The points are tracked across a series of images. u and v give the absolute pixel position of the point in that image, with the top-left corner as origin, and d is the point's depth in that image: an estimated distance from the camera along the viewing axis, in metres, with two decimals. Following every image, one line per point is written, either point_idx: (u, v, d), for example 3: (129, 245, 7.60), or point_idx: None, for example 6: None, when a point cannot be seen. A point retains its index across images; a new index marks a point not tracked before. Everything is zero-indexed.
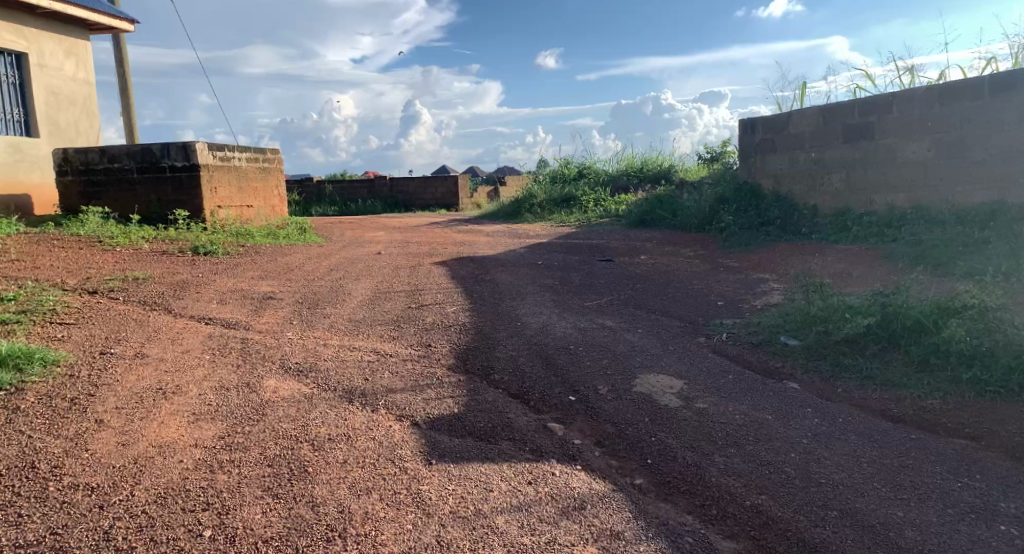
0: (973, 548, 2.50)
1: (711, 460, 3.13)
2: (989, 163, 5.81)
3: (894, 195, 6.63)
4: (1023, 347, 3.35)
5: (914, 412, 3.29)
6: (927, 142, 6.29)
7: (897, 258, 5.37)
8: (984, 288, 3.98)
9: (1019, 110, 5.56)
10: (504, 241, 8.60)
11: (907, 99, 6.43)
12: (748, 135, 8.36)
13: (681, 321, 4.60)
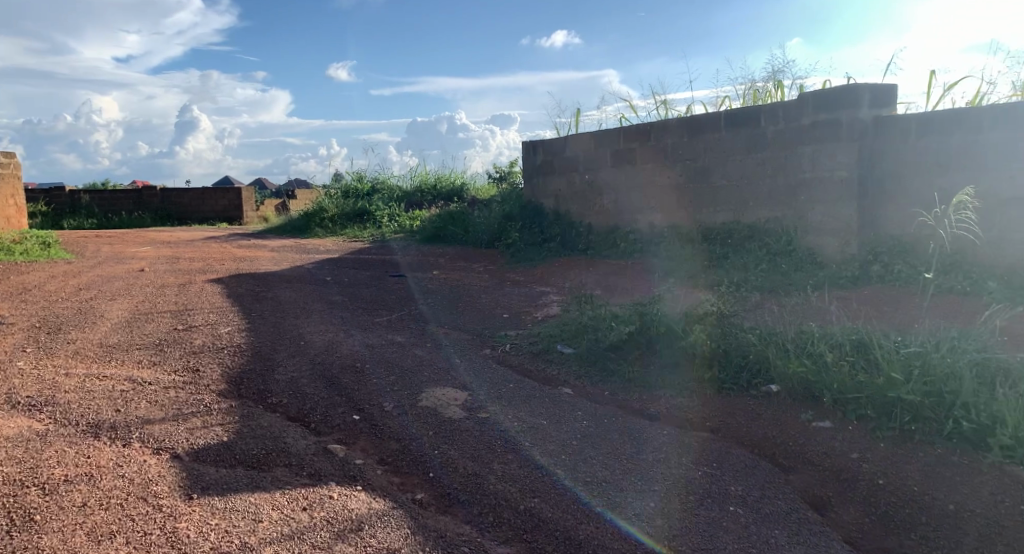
0: (708, 529, 2.80)
1: (490, 469, 3.22)
2: (726, 187, 6.59)
3: (655, 215, 7.31)
4: (749, 347, 3.87)
5: (667, 410, 3.65)
6: (678, 168, 7.02)
7: (658, 271, 5.97)
8: (724, 297, 4.54)
9: (749, 142, 6.39)
10: (290, 256, 8.31)
11: (662, 129, 7.15)
12: (529, 156, 8.80)
13: (469, 334, 4.72)
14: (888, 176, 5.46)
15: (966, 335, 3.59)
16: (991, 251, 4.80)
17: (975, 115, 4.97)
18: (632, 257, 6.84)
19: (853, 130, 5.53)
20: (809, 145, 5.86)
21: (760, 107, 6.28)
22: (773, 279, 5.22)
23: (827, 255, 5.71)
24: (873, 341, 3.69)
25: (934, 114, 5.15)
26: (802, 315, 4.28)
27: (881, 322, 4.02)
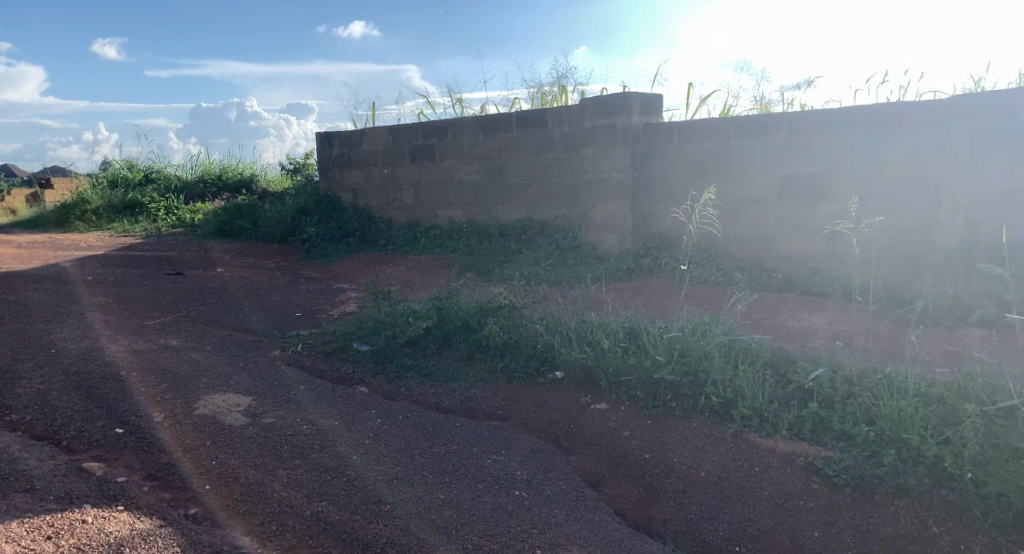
0: (493, 515, 2.89)
1: (275, 475, 3.06)
2: (519, 185, 6.81)
3: (452, 211, 7.37)
4: (537, 337, 4.09)
5: (461, 402, 3.75)
6: (475, 166, 7.11)
7: (454, 266, 6.12)
8: (515, 289, 4.71)
9: (537, 143, 6.63)
10: (42, 253, 7.32)
11: (457, 126, 7.17)
12: (323, 148, 8.33)
13: (256, 335, 4.51)
14: (657, 177, 6.00)
15: (717, 318, 4.08)
16: (736, 244, 5.63)
17: (724, 125, 5.60)
18: (437, 252, 6.89)
19: (627, 135, 5.93)
20: (590, 147, 6.16)
21: (547, 110, 6.53)
22: (559, 272, 5.55)
23: (608, 249, 6.08)
24: (641, 327, 4.04)
25: (692, 123, 5.74)
26: (583, 306, 4.59)
27: (647, 310, 4.42)
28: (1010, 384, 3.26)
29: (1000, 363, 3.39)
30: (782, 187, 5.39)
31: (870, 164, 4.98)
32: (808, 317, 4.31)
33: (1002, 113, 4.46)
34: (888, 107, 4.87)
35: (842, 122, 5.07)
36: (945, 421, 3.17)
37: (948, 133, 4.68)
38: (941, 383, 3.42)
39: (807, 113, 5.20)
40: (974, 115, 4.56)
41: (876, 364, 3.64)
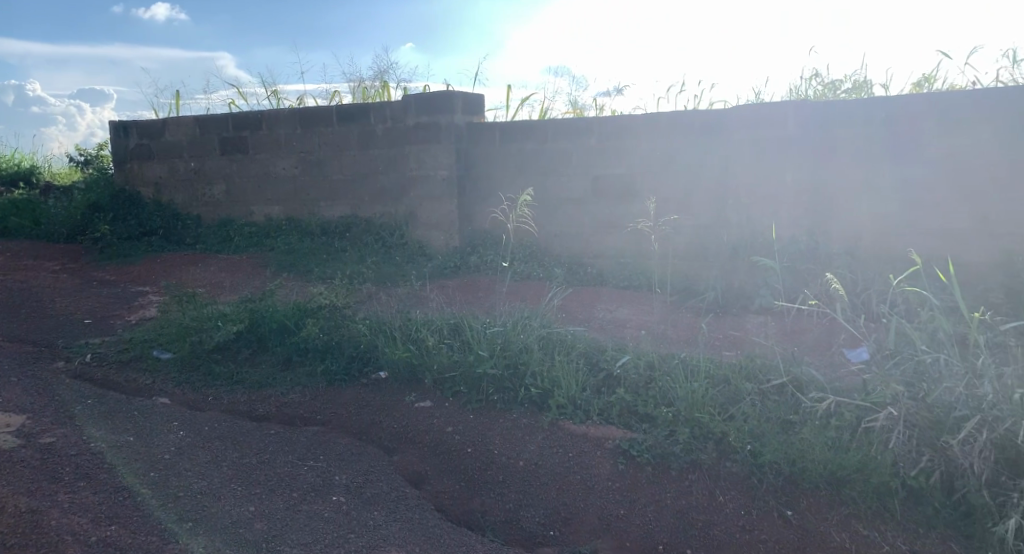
0: (309, 523, 2.76)
1: (54, 500, 2.67)
2: (342, 182, 6.64)
3: (271, 207, 7.02)
4: (359, 337, 4.03)
5: (277, 409, 3.61)
6: (293, 160, 6.84)
7: (270, 265, 5.93)
8: (335, 289, 4.62)
9: (360, 138, 6.50)
10: None
11: (273, 118, 6.87)
12: (118, 138, 7.64)
13: (32, 346, 4.07)
14: (485, 175, 6.10)
15: (536, 313, 4.24)
16: (557, 243, 5.84)
17: (540, 128, 5.80)
18: (258, 251, 6.56)
19: (451, 134, 5.99)
20: (414, 144, 6.12)
21: (369, 104, 6.42)
22: (377, 270, 5.52)
23: (436, 247, 6.10)
24: (465, 324, 4.10)
25: (512, 124, 5.91)
26: (407, 305, 4.59)
27: (469, 308, 4.51)
28: (779, 362, 3.68)
29: (773, 345, 3.81)
30: (595, 187, 5.64)
31: (669, 165, 5.33)
32: (618, 309, 4.60)
33: (774, 123, 4.94)
34: (682, 113, 5.25)
35: (644, 127, 5.40)
36: (729, 400, 3.53)
37: (732, 139, 5.12)
38: (729, 365, 3.79)
39: (612, 118, 5.51)
40: (752, 123, 5.03)
41: (674, 350, 3.96)
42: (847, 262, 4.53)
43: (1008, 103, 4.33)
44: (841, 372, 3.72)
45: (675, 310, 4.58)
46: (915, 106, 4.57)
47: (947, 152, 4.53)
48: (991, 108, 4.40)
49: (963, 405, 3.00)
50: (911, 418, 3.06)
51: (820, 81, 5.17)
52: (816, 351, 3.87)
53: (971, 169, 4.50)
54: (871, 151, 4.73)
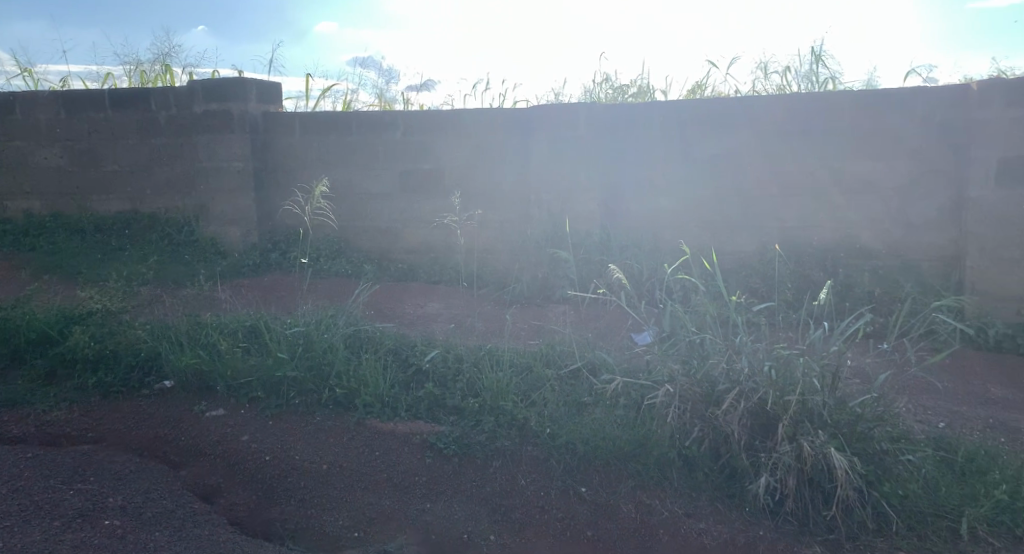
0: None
1: None
2: (119, 173, 6.05)
3: (31, 202, 6.22)
4: (138, 345, 3.80)
5: (37, 429, 3.32)
6: (58, 148, 6.11)
7: (28, 267, 5.34)
8: (107, 293, 4.54)
9: (138, 125, 5.96)
10: None
11: (30, 101, 6.09)
12: None
13: None
14: (293, 164, 5.81)
15: (342, 310, 4.12)
16: (365, 238, 5.69)
17: (343, 120, 5.62)
18: (12, 251, 5.78)
19: (244, 124, 5.68)
20: (204, 134, 5.74)
21: (146, 89, 5.89)
22: (160, 269, 5.30)
23: (232, 244, 5.79)
24: (263, 325, 3.96)
25: (311, 115, 5.70)
26: (195, 309, 4.47)
27: (268, 309, 4.44)
28: (574, 348, 3.89)
29: (570, 332, 4.03)
30: (401, 181, 5.55)
31: (470, 161, 5.39)
32: (428, 304, 4.66)
33: (566, 122, 5.11)
34: (480, 109, 5.31)
35: (444, 121, 5.41)
36: (531, 386, 3.69)
37: (527, 136, 5.24)
38: (532, 353, 3.95)
39: (416, 112, 5.46)
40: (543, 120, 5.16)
41: (482, 342, 4.06)
42: (634, 253, 4.76)
43: (763, 108, 4.72)
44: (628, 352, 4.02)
45: (479, 302, 4.77)
46: (685, 108, 4.87)
47: (713, 151, 4.86)
48: (747, 110, 4.75)
49: (725, 379, 3.28)
50: (683, 393, 3.31)
51: (610, 85, 5.54)
52: (607, 334, 4.16)
53: (733, 166, 4.84)
54: (649, 149, 5.00)
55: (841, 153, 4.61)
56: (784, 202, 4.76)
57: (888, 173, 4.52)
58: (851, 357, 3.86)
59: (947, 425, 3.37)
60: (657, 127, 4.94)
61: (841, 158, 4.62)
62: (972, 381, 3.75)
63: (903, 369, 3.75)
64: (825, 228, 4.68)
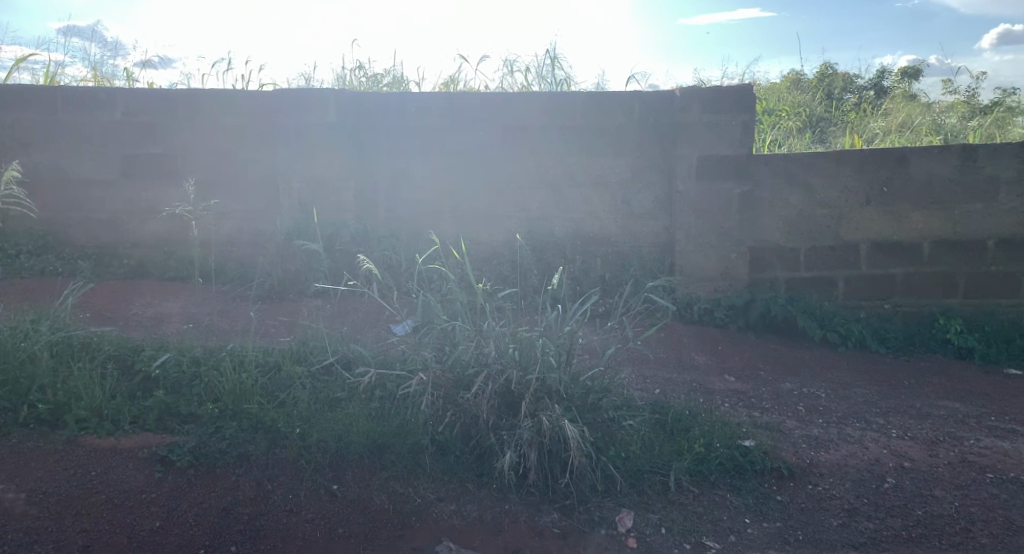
0: None
1: None
2: None
3: None
4: None
5: None
6: None
7: None
8: None
9: None
10: None
11: None
12: None
13: None
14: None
15: (45, 315, 3.75)
16: (82, 230, 5.07)
17: (52, 95, 4.94)
18: None
19: None
20: None
21: None
22: None
23: None
24: None
25: (8, 87, 4.93)
26: None
27: None
28: (325, 344, 3.81)
29: (323, 327, 3.95)
30: (126, 165, 5.01)
31: (211, 145, 5.02)
32: (163, 303, 4.38)
33: (314, 108, 4.94)
34: (219, 91, 4.97)
35: (180, 101, 4.98)
36: (279, 386, 3.55)
37: (272, 120, 4.99)
38: (281, 351, 3.82)
39: (143, 90, 4.96)
40: (288, 105, 4.95)
41: (224, 343, 3.85)
42: (391, 244, 4.77)
43: (507, 104, 4.95)
44: (385, 345, 4.04)
45: (226, 301, 4.55)
46: (435, 100, 4.96)
47: (462, 144, 5.02)
48: (492, 105, 4.95)
49: (474, 362, 3.36)
50: (435, 381, 3.34)
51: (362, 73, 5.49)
52: (363, 327, 4.15)
53: (480, 159, 5.04)
54: (401, 140, 5.03)
55: (575, 150, 4.99)
56: (527, 195, 5.04)
57: (616, 169, 4.99)
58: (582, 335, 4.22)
59: (661, 391, 3.83)
60: (408, 118, 4.98)
61: (575, 155, 4.99)
62: (685, 352, 4.31)
63: (625, 344, 4.20)
64: (565, 218, 5.04)
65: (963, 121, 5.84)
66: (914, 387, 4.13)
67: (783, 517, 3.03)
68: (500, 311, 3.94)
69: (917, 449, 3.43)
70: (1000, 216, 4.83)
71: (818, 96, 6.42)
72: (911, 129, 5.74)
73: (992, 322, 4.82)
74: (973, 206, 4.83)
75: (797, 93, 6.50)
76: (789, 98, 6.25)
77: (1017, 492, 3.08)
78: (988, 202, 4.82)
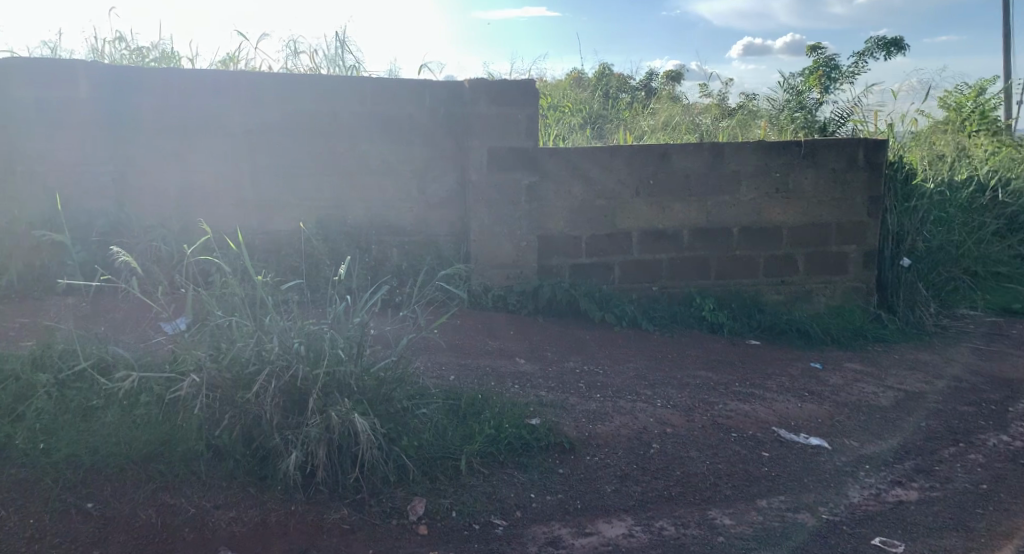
0: None
1: None
2: None
3: None
4: None
5: None
6: None
7: None
8: None
9: None
10: None
11: None
12: None
13: None
14: None
15: None
16: None
17: None
18: None
19: None
20: None
21: None
22: None
23: None
24: None
25: None
26: None
27: None
28: (77, 347, 3.40)
29: (76, 329, 3.56)
30: None
31: None
32: None
33: (62, 81, 4.49)
34: None
35: None
36: (16, 399, 3.14)
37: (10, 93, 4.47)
38: (21, 359, 3.38)
39: None
40: (30, 76, 4.47)
41: None
42: (161, 233, 4.45)
43: (287, 86, 4.79)
44: (151, 346, 3.71)
45: None
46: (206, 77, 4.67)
47: (243, 126, 4.76)
48: (271, 86, 4.76)
49: (254, 360, 3.15)
50: (211, 382, 3.11)
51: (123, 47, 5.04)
52: (126, 327, 3.79)
53: (264, 143, 4.81)
54: (174, 120, 4.66)
55: (361, 137, 4.95)
56: (318, 182, 4.92)
57: (406, 158, 5.02)
58: (373, 326, 4.17)
59: (456, 377, 3.90)
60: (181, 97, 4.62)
61: (368, 143, 4.96)
62: (478, 338, 4.43)
63: (417, 332, 4.23)
64: (355, 207, 4.98)
65: (715, 122, 6.57)
66: (680, 360, 4.60)
67: (562, 489, 3.22)
68: (285, 304, 3.76)
69: (676, 415, 3.81)
70: (746, 206, 5.48)
71: (596, 94, 6.86)
72: (674, 128, 6.34)
73: (738, 299, 5.49)
74: (724, 198, 5.43)
75: (579, 90, 6.92)
76: (571, 95, 6.62)
77: (754, 447, 3.55)
78: (733, 195, 5.44)
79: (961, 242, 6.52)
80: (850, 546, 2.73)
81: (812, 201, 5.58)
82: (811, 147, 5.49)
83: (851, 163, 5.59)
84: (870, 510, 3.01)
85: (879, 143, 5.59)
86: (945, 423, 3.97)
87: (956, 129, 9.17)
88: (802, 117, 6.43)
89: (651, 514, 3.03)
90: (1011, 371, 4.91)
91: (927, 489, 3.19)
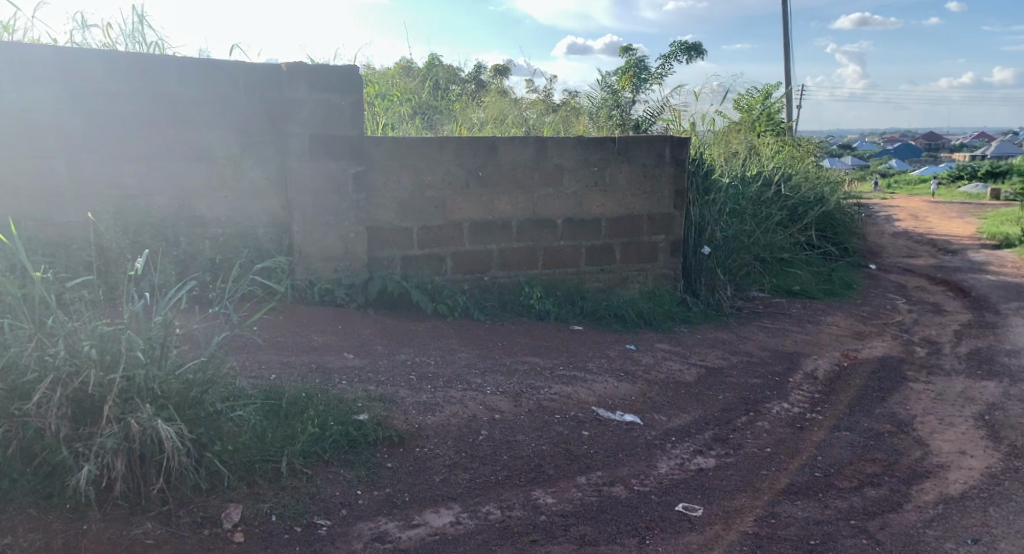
0: None
1: None
2: None
3: None
4: None
5: None
6: None
7: None
8: None
9: None
10: None
11: None
12: None
13: None
14: None
15: None
16: None
17: None
18: None
19: None
20: None
21: None
22: None
23: None
24: None
25: None
26: None
27: None
28: None
29: None
30: None
31: None
32: None
33: None
34: None
35: None
36: None
37: None
38: None
39: None
40: None
41: None
42: None
43: (74, 63, 4.35)
44: None
45: None
46: None
47: (19, 105, 4.26)
48: (54, 63, 4.31)
49: (34, 366, 2.79)
50: None
51: None
52: None
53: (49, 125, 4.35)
54: None
55: (167, 121, 4.65)
56: (116, 168, 4.55)
57: (219, 144, 4.77)
58: (180, 324, 3.90)
59: (276, 376, 3.74)
60: None
61: (174, 126, 4.67)
62: (301, 333, 4.28)
63: (228, 328, 4.01)
64: (164, 195, 4.67)
65: (540, 116, 6.80)
66: (508, 347, 4.73)
67: (390, 483, 3.17)
68: (68, 301, 3.39)
69: (505, 402, 3.91)
70: (567, 197, 5.72)
71: (426, 84, 6.86)
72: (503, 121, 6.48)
73: (564, 287, 5.75)
74: (548, 190, 5.64)
75: (407, 79, 6.87)
76: (399, 84, 6.57)
77: (575, 427, 3.72)
78: (556, 187, 5.66)
79: (752, 231, 7.24)
80: (655, 513, 2.94)
81: (626, 194, 5.94)
82: (624, 144, 5.84)
83: (659, 159, 6.00)
84: (677, 479, 3.26)
85: (683, 141, 6.07)
86: (738, 394, 4.40)
87: (753, 129, 10.20)
88: (619, 114, 7.29)
89: (478, 500, 3.07)
90: (792, 344, 5.56)
91: (722, 456, 3.51)
